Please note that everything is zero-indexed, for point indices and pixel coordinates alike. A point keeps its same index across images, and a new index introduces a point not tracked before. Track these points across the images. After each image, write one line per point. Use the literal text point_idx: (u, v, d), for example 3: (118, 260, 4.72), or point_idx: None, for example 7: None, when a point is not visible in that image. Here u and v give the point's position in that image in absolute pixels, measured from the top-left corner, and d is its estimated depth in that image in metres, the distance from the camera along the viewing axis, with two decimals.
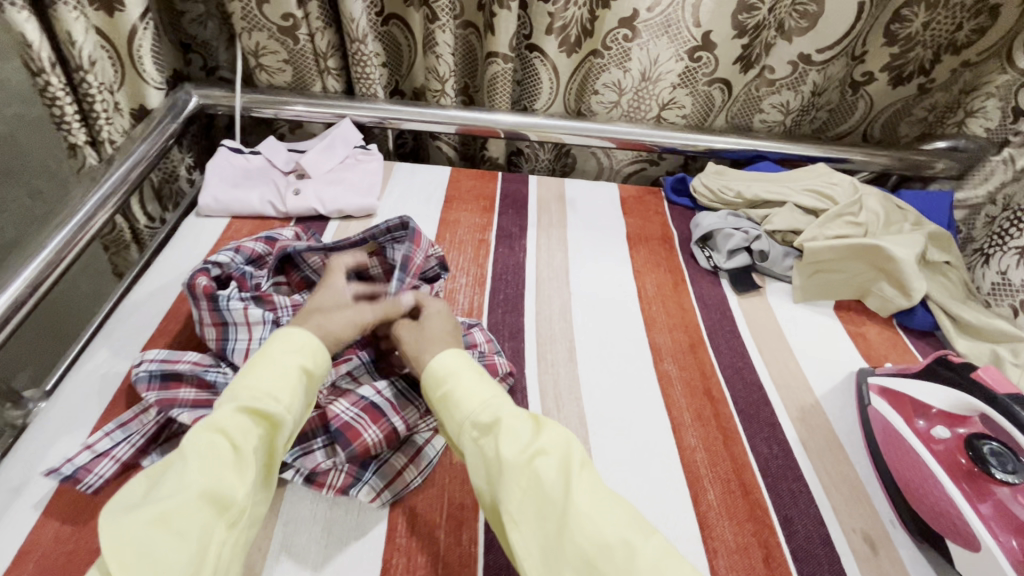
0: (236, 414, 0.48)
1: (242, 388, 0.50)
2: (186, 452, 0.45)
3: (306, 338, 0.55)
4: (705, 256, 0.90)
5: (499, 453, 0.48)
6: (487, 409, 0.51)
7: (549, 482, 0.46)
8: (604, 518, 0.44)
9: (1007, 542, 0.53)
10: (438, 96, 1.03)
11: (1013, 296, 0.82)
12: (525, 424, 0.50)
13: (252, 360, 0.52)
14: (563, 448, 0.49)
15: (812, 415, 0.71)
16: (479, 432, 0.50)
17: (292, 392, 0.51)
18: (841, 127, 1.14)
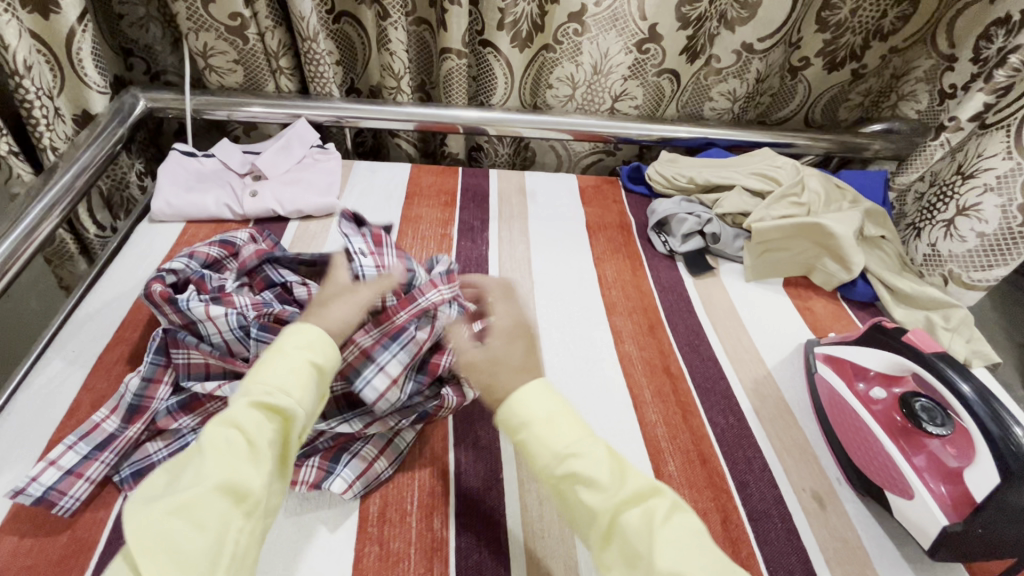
0: (246, 408, 0.44)
1: (253, 382, 0.46)
2: (201, 443, 0.43)
3: (310, 334, 0.51)
4: (661, 241, 0.93)
5: (587, 506, 0.44)
6: (562, 459, 0.46)
7: (637, 535, 0.42)
8: (689, 565, 0.40)
9: (937, 489, 0.57)
10: (395, 93, 1.04)
11: (942, 266, 0.89)
12: (606, 467, 0.46)
13: (267, 357, 0.49)
14: (650, 497, 0.44)
15: (765, 385, 0.75)
16: (559, 482, 0.46)
17: (303, 384, 0.47)
18: (783, 112, 1.19)
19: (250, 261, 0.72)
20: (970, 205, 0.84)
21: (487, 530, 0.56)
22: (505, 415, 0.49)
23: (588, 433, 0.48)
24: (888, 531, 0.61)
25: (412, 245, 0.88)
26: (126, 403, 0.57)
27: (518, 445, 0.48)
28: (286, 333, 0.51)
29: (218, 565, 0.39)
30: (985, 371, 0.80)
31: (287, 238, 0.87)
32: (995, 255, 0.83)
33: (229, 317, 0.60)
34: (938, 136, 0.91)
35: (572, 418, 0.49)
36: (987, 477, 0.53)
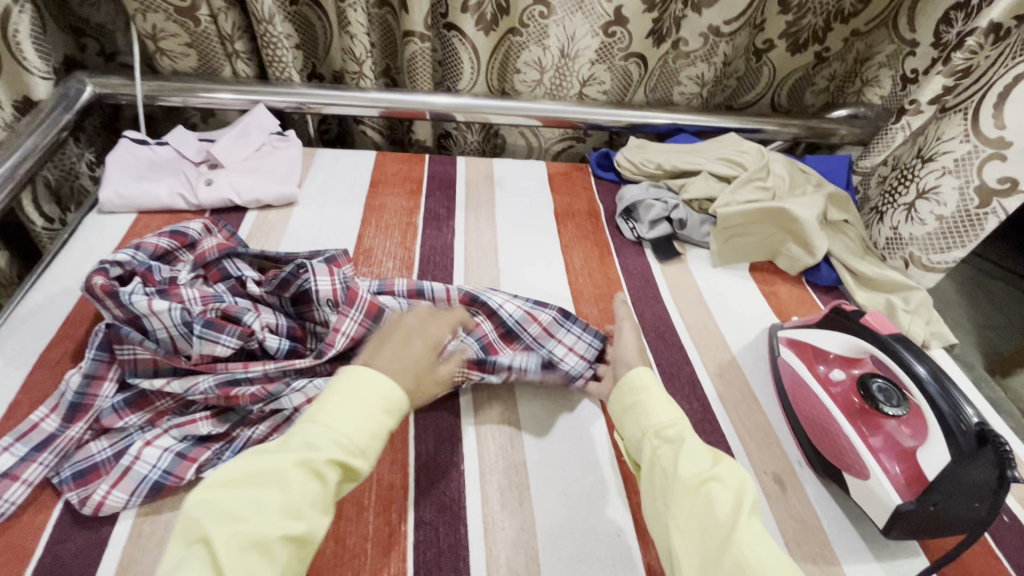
0: (331, 461, 0.44)
1: (334, 427, 0.45)
2: (282, 480, 0.42)
3: (395, 388, 0.49)
4: (629, 228, 0.92)
5: (675, 467, 0.50)
6: (674, 427, 0.53)
7: (718, 505, 0.46)
8: (775, 562, 0.42)
9: (891, 468, 0.58)
10: (357, 78, 1.01)
11: (902, 250, 0.91)
12: (705, 452, 0.51)
13: (342, 394, 0.47)
14: (740, 483, 0.48)
15: (729, 369, 0.75)
16: (660, 442, 0.52)
17: (376, 440, 0.47)
18: (749, 96, 1.18)
19: (208, 254, 0.69)
20: (930, 188, 0.86)
21: (446, 523, 0.55)
22: (627, 383, 0.59)
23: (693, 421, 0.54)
24: (846, 512, 0.61)
25: (375, 235, 0.86)
26: (66, 402, 0.55)
27: (630, 404, 0.57)
28: (359, 372, 0.48)
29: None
30: (943, 352, 0.81)
31: (245, 228, 0.84)
32: (951, 238, 0.84)
33: (172, 314, 0.57)
34: (900, 120, 0.91)
35: (666, 401, 0.56)
36: (937, 456, 0.54)
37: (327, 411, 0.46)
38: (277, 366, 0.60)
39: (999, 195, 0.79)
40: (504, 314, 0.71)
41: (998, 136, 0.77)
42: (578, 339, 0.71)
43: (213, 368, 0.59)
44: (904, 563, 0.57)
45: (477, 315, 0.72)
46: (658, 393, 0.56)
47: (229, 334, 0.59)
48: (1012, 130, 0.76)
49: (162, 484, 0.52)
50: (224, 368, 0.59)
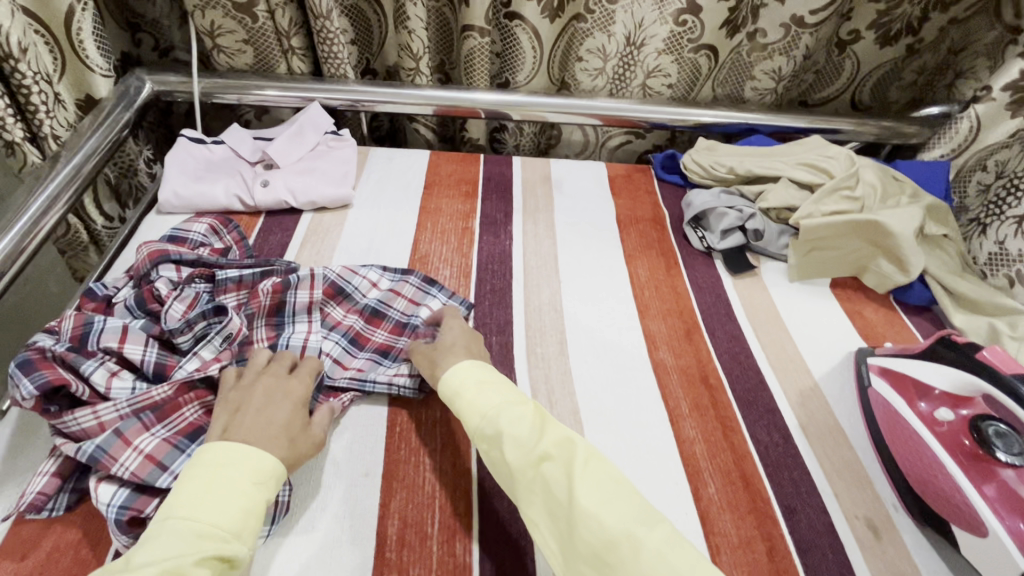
0: (203, 559, 0.40)
1: (197, 515, 0.42)
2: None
3: (266, 460, 0.47)
4: (698, 237, 0.86)
5: (508, 461, 0.49)
6: (489, 421, 0.51)
7: (555, 487, 0.46)
8: (610, 509, 0.44)
9: (1012, 524, 0.51)
10: (413, 74, 0.97)
11: (1009, 266, 0.81)
12: (530, 424, 0.51)
13: (203, 479, 0.44)
14: (565, 452, 0.48)
15: (811, 397, 0.69)
16: (488, 443, 0.51)
17: (252, 519, 0.44)
18: (827, 91, 1.09)
19: (141, 266, 0.65)
20: None
21: (510, 559, 0.52)
22: (445, 387, 0.56)
23: (515, 399, 0.53)
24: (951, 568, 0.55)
25: (431, 241, 0.83)
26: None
27: (456, 413, 0.55)
28: (216, 451, 0.47)
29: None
30: None
31: (300, 231, 0.82)
32: None
33: (22, 353, 0.52)
34: (969, 108, 0.92)
35: (490, 389, 0.54)
36: None
37: (189, 500, 0.43)
38: (129, 404, 0.52)
39: None
40: (367, 304, 0.71)
41: None
42: (445, 302, 0.72)
43: (57, 421, 0.51)
44: None
45: (335, 309, 0.70)
46: (472, 392, 0.54)
47: (80, 384, 0.52)
48: None
49: (120, 521, 0.47)
50: (67, 419, 0.51)
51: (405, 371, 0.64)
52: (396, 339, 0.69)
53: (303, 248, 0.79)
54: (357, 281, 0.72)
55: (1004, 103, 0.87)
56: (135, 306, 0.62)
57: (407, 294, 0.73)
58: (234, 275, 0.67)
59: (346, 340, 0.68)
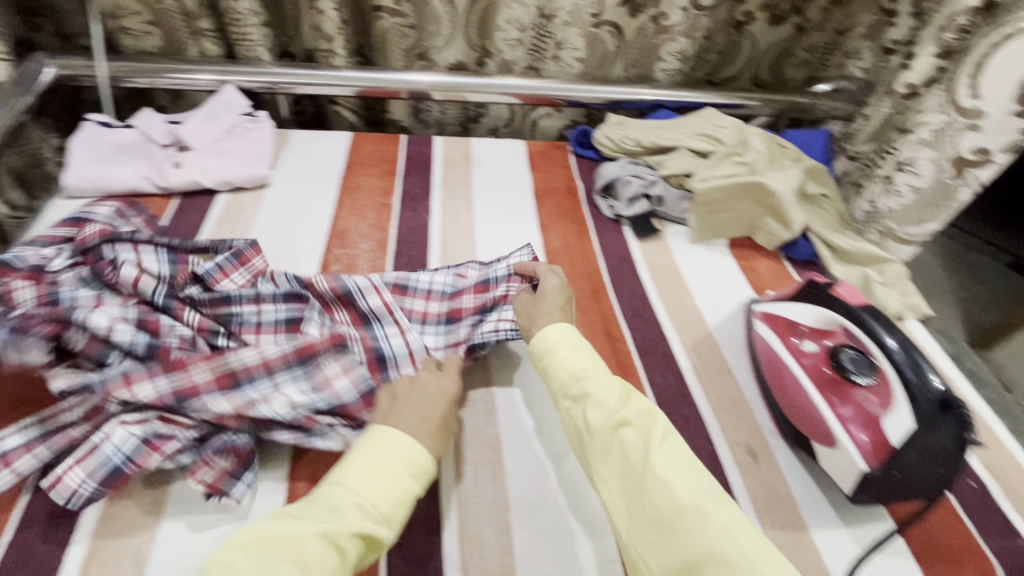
0: (354, 533, 0.43)
1: (359, 489, 0.46)
2: (300, 551, 0.41)
3: (419, 452, 0.49)
4: (608, 206, 0.92)
5: (586, 421, 0.52)
6: (576, 380, 0.54)
7: (631, 451, 0.48)
8: (683, 482, 0.45)
9: (858, 437, 0.58)
10: (329, 56, 0.99)
11: (880, 223, 0.91)
12: (613, 392, 0.53)
13: (367, 456, 0.48)
14: (647, 421, 0.50)
15: (705, 344, 0.75)
16: (572, 402, 0.54)
17: (401, 507, 0.47)
18: (730, 71, 1.15)
19: (89, 241, 0.64)
20: (907, 159, 0.86)
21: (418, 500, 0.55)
22: (536, 342, 0.59)
23: (602, 368, 0.56)
24: (815, 479, 0.62)
25: (349, 217, 0.84)
26: (86, 380, 0.53)
27: (541, 368, 0.58)
28: (386, 432, 0.50)
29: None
30: (918, 324, 0.82)
31: (216, 212, 0.82)
32: (927, 210, 0.85)
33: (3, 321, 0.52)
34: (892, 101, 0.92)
35: (582, 351, 0.57)
36: (902, 421, 0.54)
37: (354, 474, 0.47)
38: (258, 354, 0.57)
39: (973, 166, 0.79)
40: (437, 287, 0.71)
41: (973, 107, 0.77)
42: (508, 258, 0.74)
43: (221, 361, 0.56)
44: (871, 527, 0.58)
45: (414, 301, 0.70)
46: (562, 353, 0.56)
47: (74, 334, 0.55)
48: (987, 100, 0.75)
49: (121, 469, 0.50)
50: (195, 370, 0.55)
51: (508, 316, 0.67)
52: (482, 300, 0.70)
53: (219, 227, 0.80)
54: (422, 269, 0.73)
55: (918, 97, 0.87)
56: (81, 281, 0.61)
57: (474, 271, 0.74)
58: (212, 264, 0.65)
59: (445, 331, 0.68)
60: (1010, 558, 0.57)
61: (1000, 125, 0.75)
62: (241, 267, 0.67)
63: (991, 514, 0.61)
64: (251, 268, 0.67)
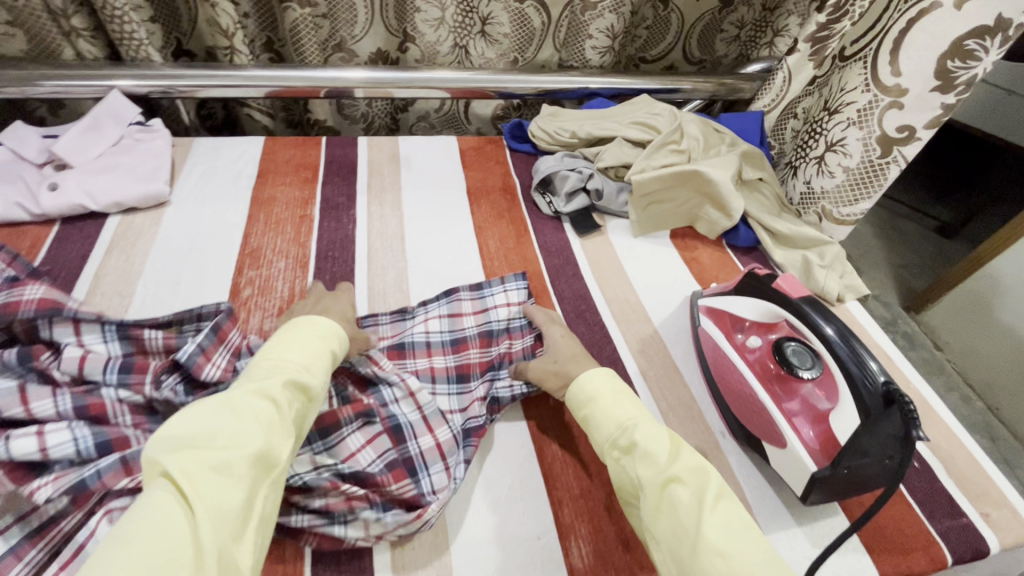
0: (281, 385, 0.46)
1: (272, 360, 0.49)
2: (237, 408, 0.43)
3: (328, 325, 0.55)
4: (546, 202, 0.88)
5: (637, 477, 0.49)
6: (623, 432, 0.52)
7: (681, 513, 0.45)
8: (737, 548, 0.42)
9: (806, 434, 0.57)
10: (230, 54, 0.89)
11: (816, 204, 0.91)
12: (663, 444, 0.50)
13: (281, 337, 0.52)
14: (698, 479, 0.47)
15: (651, 344, 0.72)
16: (620, 452, 0.51)
17: (321, 363, 0.51)
18: (659, 47, 1.15)
19: (27, 314, 0.52)
20: (837, 140, 0.85)
21: (349, 553, 0.50)
22: (577, 390, 0.57)
23: (650, 417, 0.54)
24: (766, 479, 0.61)
25: (263, 233, 0.77)
26: (76, 479, 0.45)
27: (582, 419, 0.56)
28: (304, 318, 0.55)
29: (249, 534, 0.38)
30: (857, 304, 0.83)
31: (106, 238, 0.72)
32: (862, 188, 0.85)
33: None
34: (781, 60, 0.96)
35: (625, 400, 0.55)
36: (850, 419, 0.53)
37: (266, 354, 0.50)
38: None
39: (898, 143, 0.80)
40: (436, 339, 0.66)
41: (895, 85, 0.77)
42: (506, 293, 0.72)
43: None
44: (824, 524, 0.57)
45: (415, 360, 0.64)
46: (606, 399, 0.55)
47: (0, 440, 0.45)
48: (906, 77, 0.76)
49: None
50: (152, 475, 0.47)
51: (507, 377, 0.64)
52: (487, 352, 0.67)
53: (110, 255, 0.70)
54: (411, 304, 0.70)
55: (807, 54, 0.93)
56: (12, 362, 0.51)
57: (470, 315, 0.70)
58: (193, 345, 0.54)
59: (457, 388, 0.63)
60: (954, 537, 0.58)
61: (921, 101, 0.76)
62: (226, 340, 0.58)
63: (934, 494, 0.61)
64: (230, 345, 0.58)
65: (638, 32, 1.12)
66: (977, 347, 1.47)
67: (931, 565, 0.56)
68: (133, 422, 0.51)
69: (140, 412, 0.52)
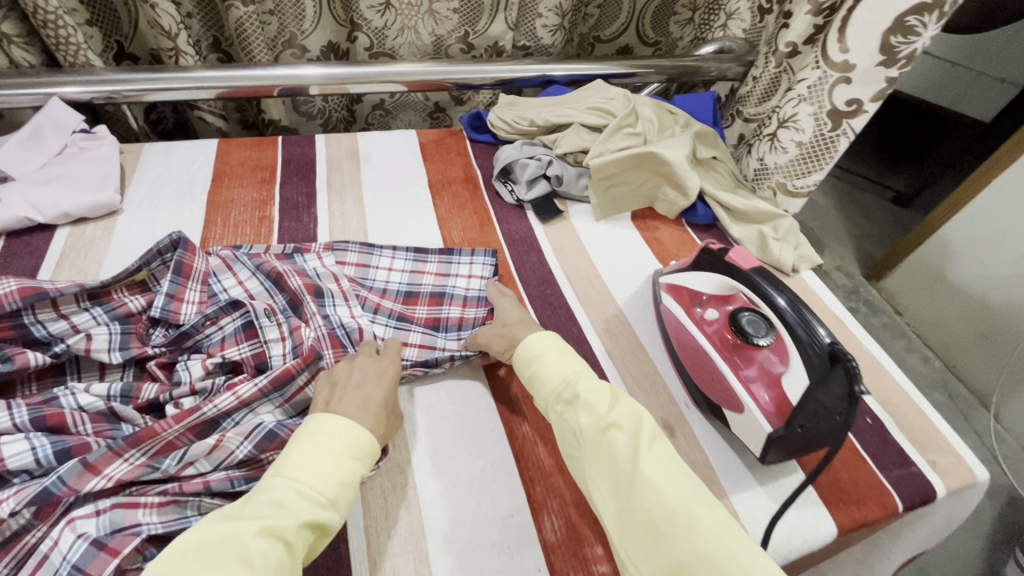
0: (301, 525, 0.41)
1: (302, 477, 0.44)
2: (244, 552, 0.38)
3: (365, 438, 0.48)
4: (508, 191, 0.89)
5: (579, 427, 0.51)
6: (568, 386, 0.54)
7: (618, 452, 0.48)
8: (670, 483, 0.45)
9: (761, 397, 0.59)
10: (176, 56, 0.87)
11: (769, 179, 0.94)
12: (604, 395, 0.52)
13: (309, 443, 0.46)
14: (634, 423, 0.50)
15: (616, 323, 0.74)
16: (564, 405, 0.53)
17: (346, 490, 0.45)
18: (613, 26, 1.17)
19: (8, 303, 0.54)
20: (789, 117, 0.88)
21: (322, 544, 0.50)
22: (521, 352, 0.59)
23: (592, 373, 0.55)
24: (730, 444, 0.63)
25: (223, 236, 0.76)
26: (39, 489, 0.44)
27: (527, 379, 0.58)
28: (333, 419, 0.48)
29: None
30: (812, 273, 0.86)
31: (55, 250, 0.70)
32: (812, 162, 0.89)
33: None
34: (777, 62, 0.93)
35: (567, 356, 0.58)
36: (800, 379, 0.56)
37: (294, 464, 0.44)
38: (179, 426, 0.50)
39: (847, 117, 0.83)
40: (393, 286, 0.72)
41: (842, 61, 0.79)
42: (472, 265, 0.75)
43: (196, 417, 0.50)
44: (785, 481, 0.60)
45: (368, 293, 0.69)
46: (550, 360, 0.57)
47: None
48: (854, 53, 0.78)
49: None
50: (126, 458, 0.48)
51: (454, 345, 0.67)
52: (435, 309, 0.70)
53: (61, 267, 0.69)
54: (379, 254, 0.74)
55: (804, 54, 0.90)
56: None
57: (432, 276, 0.74)
58: (161, 298, 0.59)
59: (396, 323, 0.67)
60: (905, 485, 0.61)
61: (867, 76, 0.79)
62: (194, 294, 0.62)
63: (886, 447, 0.65)
64: (198, 278, 0.63)
65: (591, 11, 1.13)
66: (931, 310, 1.54)
67: (883, 512, 0.59)
68: (95, 430, 0.50)
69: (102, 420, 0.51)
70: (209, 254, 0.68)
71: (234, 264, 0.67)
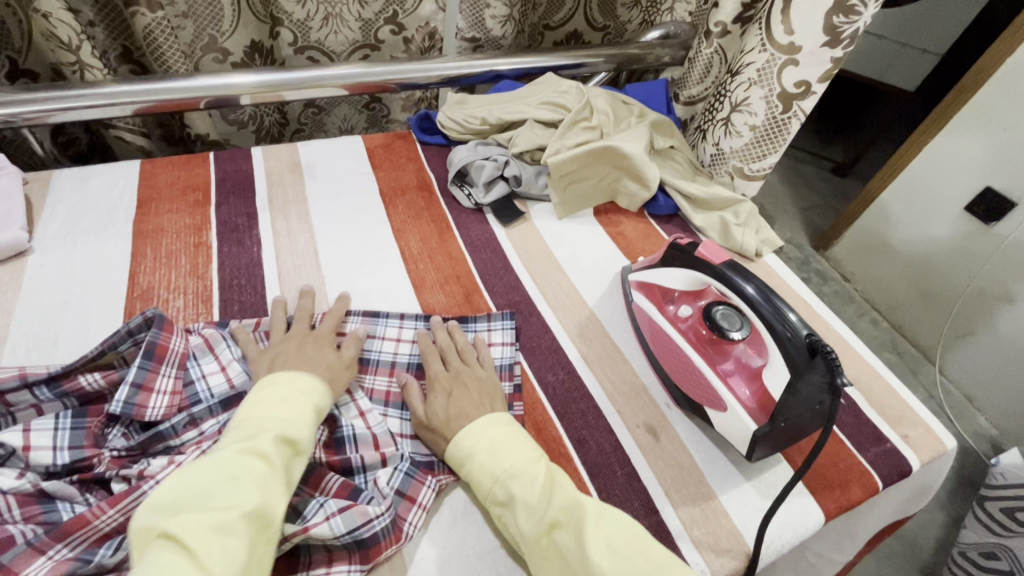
0: (272, 439, 0.44)
1: (265, 416, 0.46)
2: (227, 471, 0.41)
3: (305, 381, 0.51)
4: (465, 195, 0.85)
5: (520, 529, 0.48)
6: (502, 485, 0.49)
7: (568, 555, 0.45)
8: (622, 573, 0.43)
9: (741, 393, 0.59)
10: (80, 70, 0.78)
11: (726, 164, 0.94)
12: (543, 483, 0.49)
13: (266, 393, 0.49)
14: (576, 516, 0.47)
15: (589, 326, 0.72)
16: (503, 507, 0.49)
17: (306, 416, 0.48)
18: (561, 12, 1.14)
19: None
20: (742, 101, 0.88)
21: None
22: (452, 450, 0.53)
23: (523, 461, 0.50)
24: (713, 442, 0.62)
25: (154, 269, 0.68)
26: None
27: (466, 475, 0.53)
28: (274, 384, 0.50)
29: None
30: (775, 256, 0.86)
31: None
32: (765, 145, 0.89)
33: None
34: (708, 44, 0.94)
35: (518, 443, 0.52)
36: (778, 374, 0.56)
37: (249, 410, 0.47)
38: (121, 510, 0.44)
39: (797, 99, 0.83)
40: (403, 359, 0.64)
41: (789, 42, 0.79)
42: (490, 331, 0.68)
43: (134, 501, 0.44)
44: (770, 475, 0.60)
45: (373, 379, 0.62)
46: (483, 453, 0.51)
47: None
48: (797, 35, 0.78)
49: None
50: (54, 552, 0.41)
51: None
52: None
53: None
54: (384, 319, 0.67)
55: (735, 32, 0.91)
56: None
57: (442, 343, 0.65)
58: (125, 390, 0.51)
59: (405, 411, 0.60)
60: (883, 464, 0.62)
61: (813, 57, 0.79)
62: (166, 382, 0.54)
63: (862, 427, 0.65)
64: (173, 360, 0.55)
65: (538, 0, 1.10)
66: (877, 275, 1.60)
67: (866, 494, 0.60)
68: (23, 515, 0.44)
69: (30, 501, 0.45)
70: (189, 331, 0.60)
71: (217, 344, 0.58)
